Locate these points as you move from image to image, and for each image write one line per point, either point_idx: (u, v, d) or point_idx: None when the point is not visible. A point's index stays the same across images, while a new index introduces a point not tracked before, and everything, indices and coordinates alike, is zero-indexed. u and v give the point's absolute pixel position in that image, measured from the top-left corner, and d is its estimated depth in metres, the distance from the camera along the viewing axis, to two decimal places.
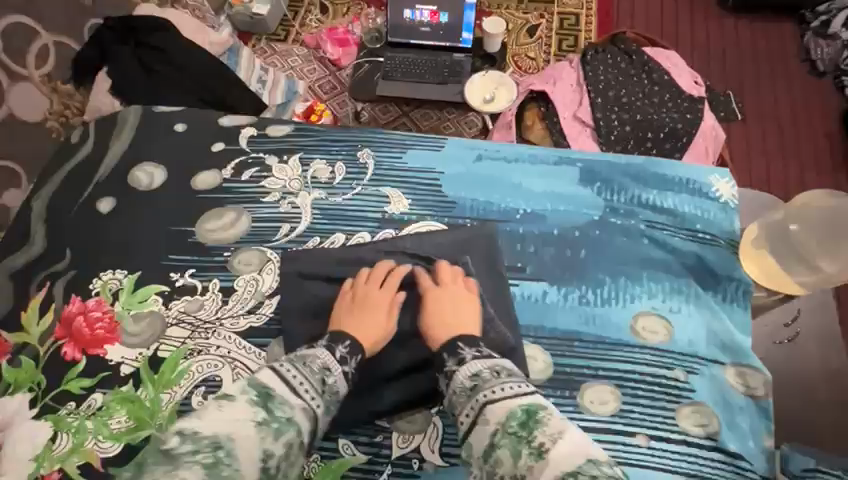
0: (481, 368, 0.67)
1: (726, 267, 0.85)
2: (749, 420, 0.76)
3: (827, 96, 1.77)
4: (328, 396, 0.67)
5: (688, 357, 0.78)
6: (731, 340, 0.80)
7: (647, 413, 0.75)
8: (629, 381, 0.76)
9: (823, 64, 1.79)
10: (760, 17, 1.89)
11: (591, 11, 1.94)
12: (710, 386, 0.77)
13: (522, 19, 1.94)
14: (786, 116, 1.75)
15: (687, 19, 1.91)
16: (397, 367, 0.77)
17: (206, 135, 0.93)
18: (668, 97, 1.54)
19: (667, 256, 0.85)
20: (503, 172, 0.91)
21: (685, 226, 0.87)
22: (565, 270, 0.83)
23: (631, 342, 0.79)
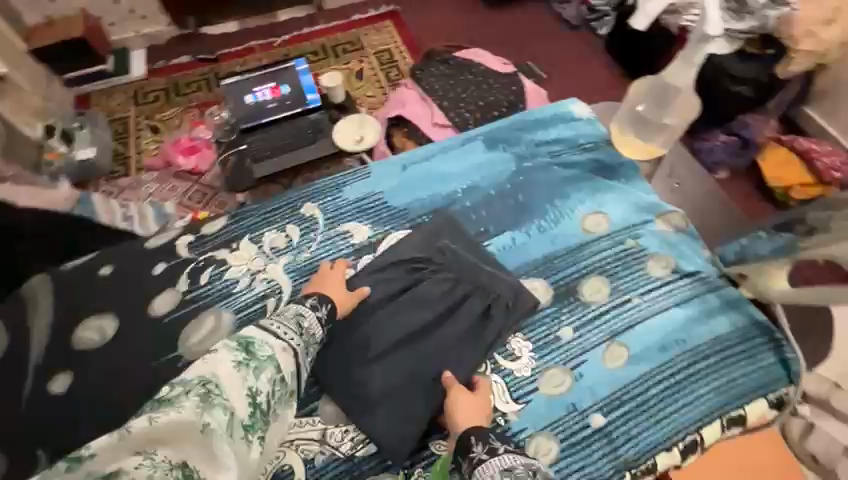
0: (514, 466, 0.77)
1: (614, 162, 1.31)
2: (686, 245, 1.20)
3: (589, 39, 2.38)
4: (306, 338, 0.89)
5: (627, 228, 1.20)
6: (646, 204, 1.25)
7: (612, 278, 1.14)
8: (602, 262, 1.16)
9: (574, 21, 2.42)
10: (518, 8, 2.53)
11: (398, 43, 2.39)
12: (651, 237, 1.20)
13: (347, 69, 2.29)
14: (574, 62, 2.30)
15: (473, 25, 2.46)
16: (452, 334, 1.06)
17: (142, 267, 1.14)
18: (493, 81, 1.86)
19: (575, 170, 1.28)
20: (430, 169, 1.29)
21: (573, 145, 1.32)
22: (515, 215, 1.23)
23: (590, 238, 1.19)
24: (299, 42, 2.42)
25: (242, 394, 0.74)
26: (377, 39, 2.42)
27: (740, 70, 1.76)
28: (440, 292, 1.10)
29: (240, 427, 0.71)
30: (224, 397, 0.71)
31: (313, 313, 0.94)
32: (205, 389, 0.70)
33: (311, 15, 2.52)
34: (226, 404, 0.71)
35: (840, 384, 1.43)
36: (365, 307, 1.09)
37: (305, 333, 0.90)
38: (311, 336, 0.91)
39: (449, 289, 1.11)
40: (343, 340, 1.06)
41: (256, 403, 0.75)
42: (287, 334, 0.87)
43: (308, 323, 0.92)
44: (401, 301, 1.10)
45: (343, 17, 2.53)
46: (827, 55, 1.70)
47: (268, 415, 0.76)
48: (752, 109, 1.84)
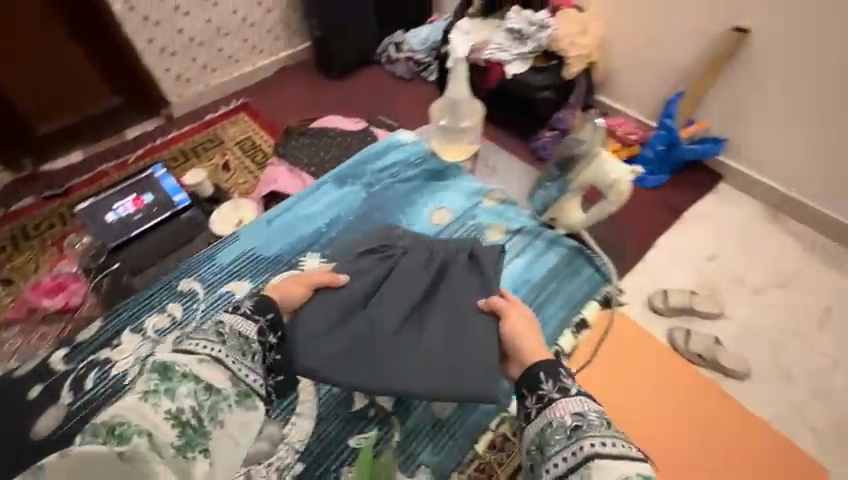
0: (588, 419, 1.10)
1: (442, 169, 1.79)
2: (509, 209, 1.69)
3: (423, 86, 2.79)
4: (230, 343, 1.10)
5: (463, 209, 1.68)
6: (474, 189, 1.72)
7: (460, 243, 1.60)
8: (452, 236, 1.62)
9: (407, 75, 2.83)
10: (358, 74, 2.87)
11: (256, 129, 2.52)
12: (482, 209, 1.68)
13: (212, 165, 2.35)
14: (416, 107, 2.67)
15: (321, 98, 2.73)
16: (432, 313, 1.39)
17: (21, 395, 1.39)
18: (351, 138, 2.06)
19: (417, 183, 1.74)
20: (308, 215, 1.66)
21: (409, 165, 1.77)
22: (382, 226, 1.64)
23: (436, 226, 1.65)
24: (156, 153, 2.44)
25: (163, 416, 0.96)
26: (234, 130, 2.53)
27: (538, 80, 2.21)
28: (424, 263, 1.47)
29: (167, 446, 0.93)
30: (139, 425, 0.93)
31: (235, 316, 1.15)
32: (118, 433, 0.91)
33: (163, 124, 2.57)
34: (152, 430, 0.93)
35: (695, 291, 1.79)
36: (360, 291, 1.39)
37: (228, 340, 1.11)
38: (237, 339, 1.12)
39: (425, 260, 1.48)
40: (344, 332, 1.32)
41: (179, 419, 0.97)
42: (207, 347, 1.09)
43: (229, 327, 1.13)
44: (391, 283, 1.42)
45: (196, 118, 2.62)
46: (592, 56, 2.19)
47: (195, 425, 0.98)
48: (560, 107, 2.28)
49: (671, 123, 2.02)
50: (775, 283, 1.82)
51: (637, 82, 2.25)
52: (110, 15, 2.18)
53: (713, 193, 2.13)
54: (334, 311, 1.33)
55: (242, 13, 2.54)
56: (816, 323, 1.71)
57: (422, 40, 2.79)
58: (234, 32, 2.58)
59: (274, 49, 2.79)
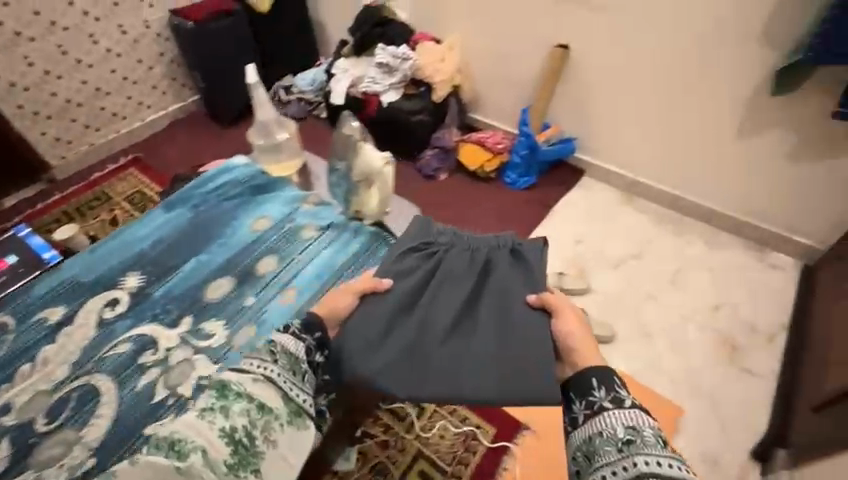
0: (646, 436, 0.89)
1: (268, 182, 1.59)
2: (329, 212, 1.52)
3: (315, 123, 2.94)
4: (283, 361, 1.02)
5: (286, 217, 1.49)
6: (298, 197, 1.55)
7: (279, 252, 1.41)
8: (271, 247, 1.42)
9: (300, 114, 2.96)
10: (251, 118, 2.97)
11: (146, 183, 2.53)
12: (308, 214, 1.50)
13: (98, 222, 2.30)
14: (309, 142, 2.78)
15: (213, 145, 2.81)
16: (484, 313, 1.27)
17: None
18: None
19: (242, 198, 1.55)
20: (123, 242, 1.44)
21: (236, 183, 1.58)
22: (196, 247, 1.43)
23: (257, 237, 1.44)
24: (36, 217, 2.35)
25: (214, 433, 0.90)
26: (121, 186, 2.51)
27: (410, 106, 2.43)
28: (464, 265, 1.36)
29: (217, 466, 0.88)
30: (192, 442, 0.89)
31: (288, 335, 1.07)
32: (172, 444, 0.88)
33: (45, 188, 2.50)
34: (197, 447, 0.88)
35: (562, 272, 2.01)
36: (402, 300, 1.27)
37: (282, 359, 1.02)
38: (288, 357, 1.02)
39: (466, 260, 1.36)
40: (395, 344, 1.21)
41: (227, 433, 0.91)
42: (259, 366, 1.00)
43: (282, 344, 1.04)
44: (434, 288, 1.31)
45: (81, 179, 2.57)
46: (455, 79, 2.44)
47: (249, 447, 0.91)
48: (435, 128, 2.51)
49: (528, 129, 2.28)
50: (630, 254, 2.08)
51: (498, 98, 2.53)
52: None
53: (579, 185, 2.40)
54: (379, 323, 1.22)
55: (121, 72, 2.59)
56: (666, 283, 1.97)
57: (310, 81, 2.93)
58: (115, 91, 2.61)
59: (163, 103, 2.85)
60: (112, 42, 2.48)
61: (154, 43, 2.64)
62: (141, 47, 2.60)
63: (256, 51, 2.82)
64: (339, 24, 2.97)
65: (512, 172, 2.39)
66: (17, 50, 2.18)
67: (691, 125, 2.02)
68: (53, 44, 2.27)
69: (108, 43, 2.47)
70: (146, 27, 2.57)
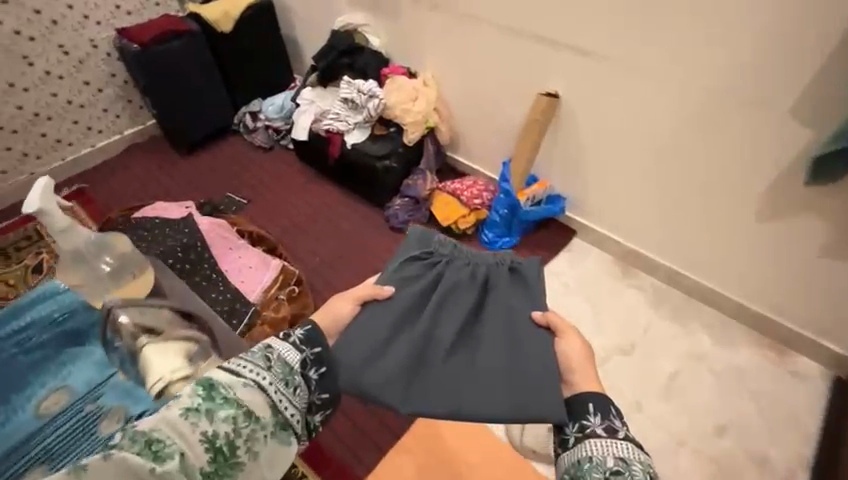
0: (633, 466, 0.86)
1: (89, 326, 0.95)
2: (142, 404, 0.86)
3: (281, 153, 2.64)
4: (275, 370, 0.94)
5: (86, 397, 0.86)
6: (125, 380, 0.90)
7: (53, 464, 0.79)
8: (43, 449, 0.80)
9: (266, 143, 2.67)
10: (212, 145, 2.69)
11: (84, 221, 2.28)
12: (121, 402, 0.86)
13: (19, 269, 2.05)
14: (269, 177, 2.49)
15: (165, 176, 2.53)
16: (485, 328, 1.16)
17: None
18: (168, 230, 1.89)
19: (42, 353, 0.90)
20: None
21: (45, 321, 0.92)
22: None
23: (33, 430, 0.81)
24: None
25: (196, 436, 0.83)
26: (58, 223, 2.26)
27: (377, 149, 2.12)
28: (471, 277, 1.22)
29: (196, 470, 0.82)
30: (172, 444, 0.81)
31: (289, 340, 1.00)
32: (148, 439, 0.80)
33: None
34: (172, 447, 0.81)
35: None
36: (403, 311, 1.17)
37: (270, 366, 0.94)
38: (281, 365, 0.95)
39: (474, 271, 1.23)
40: (396, 358, 1.11)
41: (210, 442, 0.84)
42: (251, 370, 0.92)
43: (274, 354, 0.96)
44: (439, 300, 1.18)
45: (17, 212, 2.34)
46: (430, 120, 2.11)
47: (229, 455, 0.85)
48: (407, 173, 2.20)
49: (508, 186, 1.96)
50: (620, 348, 1.75)
51: (481, 142, 2.19)
52: None
53: (567, 250, 2.06)
54: (383, 336, 1.13)
55: (63, 96, 2.34)
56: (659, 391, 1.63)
57: (279, 107, 2.64)
58: (57, 115, 2.37)
59: (117, 127, 2.60)
60: (51, 64, 2.24)
61: (101, 63, 2.39)
62: (87, 68, 2.35)
63: (218, 72, 2.54)
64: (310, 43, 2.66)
65: (489, 231, 2.06)
66: None
67: (695, 197, 1.67)
68: None
69: (46, 65, 2.22)
70: (92, 46, 2.32)
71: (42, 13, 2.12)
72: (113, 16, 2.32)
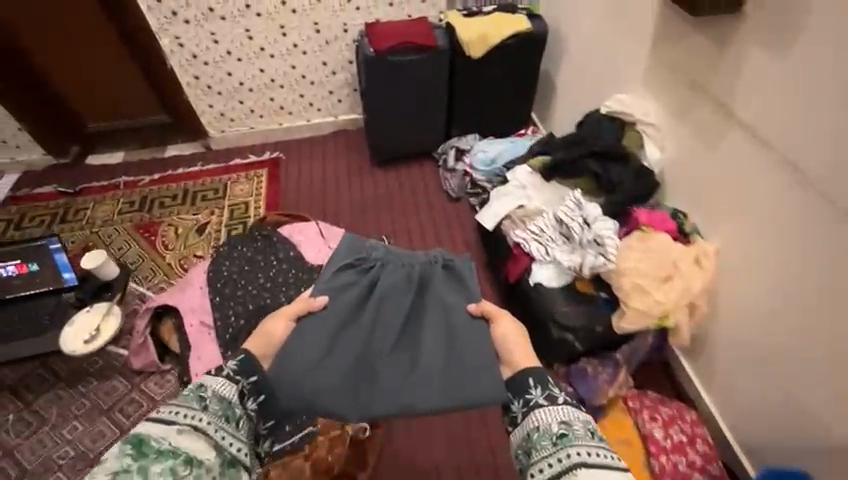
0: (575, 425, 0.81)
1: None
2: None
3: (462, 212, 2.19)
4: (215, 407, 0.80)
5: None
6: None
7: None
8: None
9: (455, 192, 2.23)
10: (404, 165, 2.39)
11: (260, 196, 2.29)
12: None
13: (191, 221, 2.17)
14: (434, 239, 2.09)
15: (346, 180, 2.37)
16: (422, 323, 1.25)
17: None
18: (289, 275, 1.63)
19: None
20: None
21: None
22: None
23: None
24: (168, 183, 2.37)
25: None
26: (242, 188, 2.33)
27: (565, 308, 1.41)
28: (401, 281, 1.32)
29: None
30: None
31: (220, 375, 0.85)
32: None
33: (198, 153, 2.53)
34: None
35: None
36: (339, 318, 1.22)
37: (209, 406, 0.80)
38: (221, 400, 0.81)
39: (398, 277, 1.33)
40: (336, 362, 1.16)
41: None
42: (186, 413, 0.78)
43: (209, 387, 0.83)
44: (373, 306, 1.27)
45: (225, 159, 2.49)
46: (673, 319, 1.27)
47: None
48: (590, 352, 1.45)
49: None
50: None
51: (733, 375, 1.32)
52: (158, 49, 2.10)
53: None
54: (321, 340, 1.16)
55: (301, 70, 2.30)
56: None
57: (488, 158, 2.14)
58: (289, 85, 2.36)
59: (335, 110, 2.52)
60: (301, 39, 2.17)
61: (344, 49, 2.24)
62: (330, 50, 2.23)
63: (447, 98, 2.14)
64: (571, 104, 2.09)
65: None
66: (206, 27, 2.04)
67: None
68: (241, 27, 2.07)
69: (297, 38, 2.16)
70: (344, 31, 2.17)
71: None
72: (375, 6, 2.11)
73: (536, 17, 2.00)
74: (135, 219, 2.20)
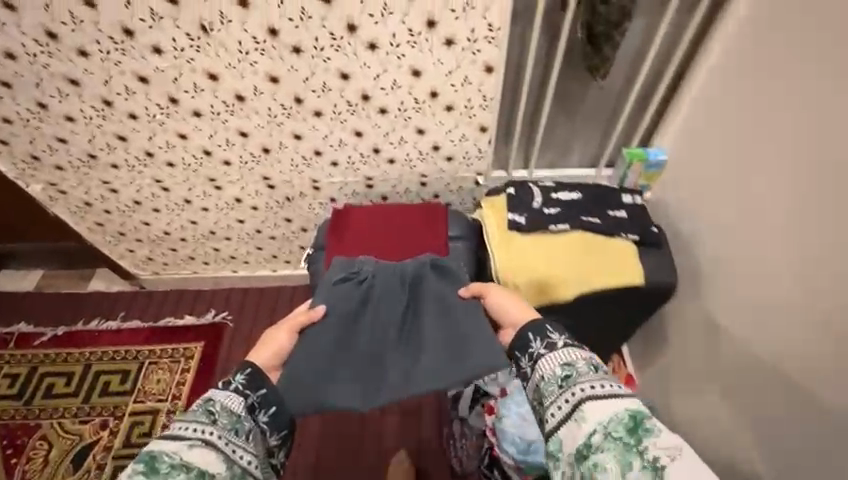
0: (577, 363, 0.80)
1: None
2: None
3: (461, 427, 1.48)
4: (224, 421, 0.75)
5: None
6: None
7: None
8: None
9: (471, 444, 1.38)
10: None
11: (176, 403, 1.57)
12: None
13: (72, 437, 1.51)
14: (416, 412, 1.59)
15: None
16: (425, 295, 1.03)
17: None
18: None
19: None
20: None
21: None
22: None
23: None
24: (69, 345, 1.70)
25: None
26: (157, 381, 1.61)
27: None
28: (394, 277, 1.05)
29: None
30: None
31: (228, 388, 0.79)
32: None
33: (125, 291, 1.83)
34: None
35: None
36: (336, 316, 0.99)
37: (218, 418, 0.75)
38: (229, 415, 0.76)
39: (397, 273, 1.05)
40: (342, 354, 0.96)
41: None
42: (196, 428, 0.73)
43: (219, 401, 0.77)
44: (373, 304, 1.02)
45: (155, 311, 1.77)
46: None
47: None
48: None
49: None
50: None
51: None
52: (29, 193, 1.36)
53: None
54: (321, 340, 0.96)
55: (252, 224, 1.48)
56: None
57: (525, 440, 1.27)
58: (239, 237, 1.56)
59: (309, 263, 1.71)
60: (246, 193, 1.34)
61: (316, 206, 1.39)
62: (293, 207, 1.39)
63: None
64: (697, 367, 1.17)
65: None
66: (91, 175, 1.27)
67: None
68: (146, 177, 1.28)
69: (239, 193, 1.34)
70: (313, 187, 1.31)
71: (250, 137, 1.14)
72: (362, 161, 1.22)
73: (655, 246, 1.02)
74: (6, 411, 1.57)
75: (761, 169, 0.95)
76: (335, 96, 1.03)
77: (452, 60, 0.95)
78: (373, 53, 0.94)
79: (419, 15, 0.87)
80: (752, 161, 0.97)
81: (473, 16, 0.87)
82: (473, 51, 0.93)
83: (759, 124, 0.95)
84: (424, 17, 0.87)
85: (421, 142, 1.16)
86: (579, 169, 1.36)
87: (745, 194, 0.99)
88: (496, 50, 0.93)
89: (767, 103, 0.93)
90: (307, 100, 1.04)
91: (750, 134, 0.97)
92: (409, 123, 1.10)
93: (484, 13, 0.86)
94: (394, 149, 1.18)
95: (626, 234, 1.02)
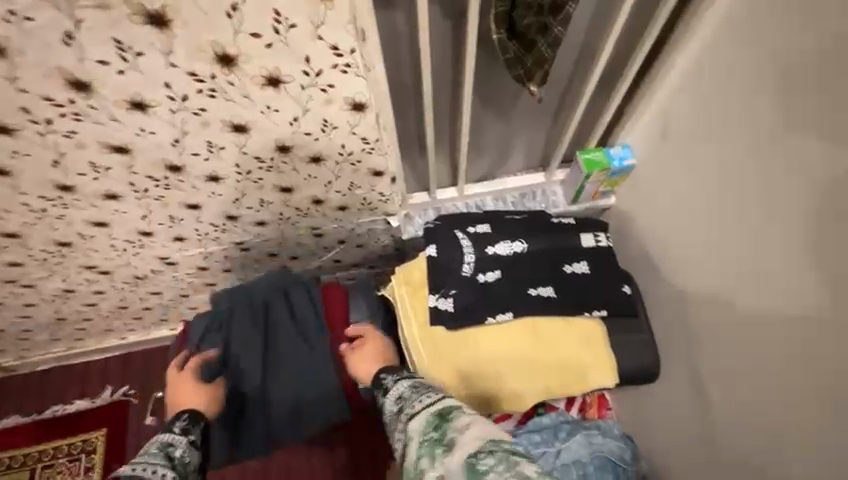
0: (401, 389, 0.60)
1: None
2: None
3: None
4: (182, 471, 0.55)
5: None
6: None
7: None
8: None
9: None
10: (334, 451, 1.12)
11: None
12: None
13: None
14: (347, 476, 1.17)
15: None
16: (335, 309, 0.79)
17: None
18: None
19: None
20: None
21: None
22: None
23: None
24: None
25: None
26: None
27: None
28: (244, 315, 0.77)
29: None
30: None
31: (171, 433, 0.59)
32: None
33: None
34: None
35: None
36: (236, 350, 0.75)
37: (180, 467, 0.55)
38: (186, 467, 0.56)
39: (251, 301, 0.78)
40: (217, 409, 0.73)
41: None
42: (160, 473, 0.52)
43: (180, 450, 0.57)
44: (223, 354, 0.75)
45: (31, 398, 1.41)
46: None
47: None
48: None
49: None
50: None
51: None
52: None
53: None
54: (312, 362, 0.76)
55: (109, 304, 1.11)
56: None
57: None
58: (101, 316, 1.19)
59: None
60: (74, 282, 0.95)
61: (184, 277, 1.03)
62: (152, 283, 1.02)
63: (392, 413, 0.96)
64: (662, 415, 0.91)
65: None
66: None
67: None
68: None
69: (64, 284, 0.95)
70: (166, 262, 0.94)
71: (27, 235, 0.75)
72: (217, 230, 0.85)
73: (627, 317, 0.77)
74: None
75: (756, 189, 0.64)
76: (125, 175, 0.64)
77: (292, 105, 0.57)
78: (147, 115, 0.54)
79: (197, 50, 0.47)
80: (744, 179, 0.65)
81: (298, 40, 0.48)
82: (320, 89, 0.55)
83: (762, 122, 0.62)
84: (209, 52, 0.47)
85: (294, 199, 0.79)
86: (523, 176, 1.03)
87: (730, 223, 0.69)
88: (362, 80, 0.55)
89: (775, 94, 0.59)
90: (80, 185, 0.64)
91: (745, 134, 0.64)
92: (264, 183, 0.73)
93: (316, 32, 0.47)
94: (258, 212, 0.82)
95: (594, 310, 0.76)
